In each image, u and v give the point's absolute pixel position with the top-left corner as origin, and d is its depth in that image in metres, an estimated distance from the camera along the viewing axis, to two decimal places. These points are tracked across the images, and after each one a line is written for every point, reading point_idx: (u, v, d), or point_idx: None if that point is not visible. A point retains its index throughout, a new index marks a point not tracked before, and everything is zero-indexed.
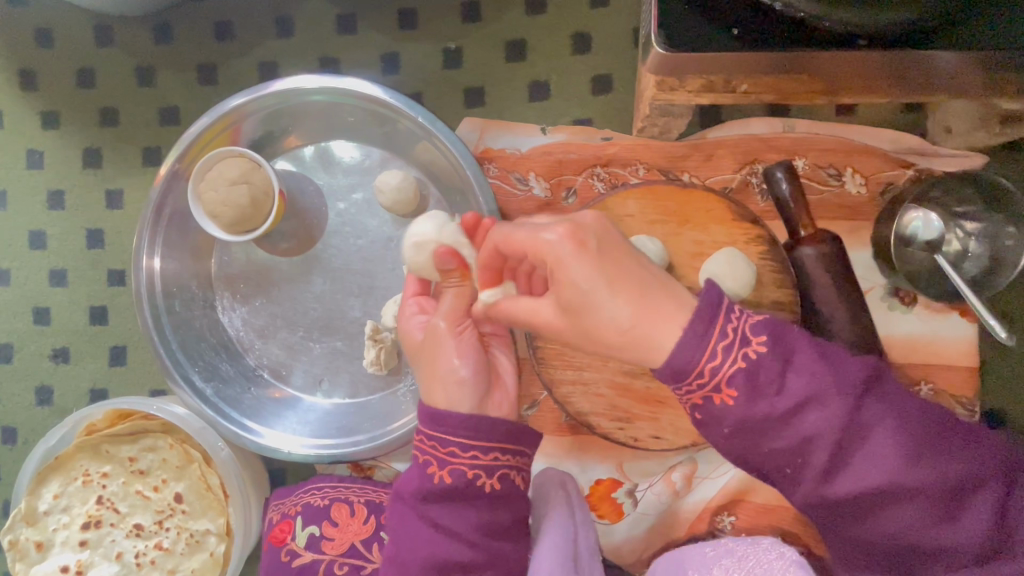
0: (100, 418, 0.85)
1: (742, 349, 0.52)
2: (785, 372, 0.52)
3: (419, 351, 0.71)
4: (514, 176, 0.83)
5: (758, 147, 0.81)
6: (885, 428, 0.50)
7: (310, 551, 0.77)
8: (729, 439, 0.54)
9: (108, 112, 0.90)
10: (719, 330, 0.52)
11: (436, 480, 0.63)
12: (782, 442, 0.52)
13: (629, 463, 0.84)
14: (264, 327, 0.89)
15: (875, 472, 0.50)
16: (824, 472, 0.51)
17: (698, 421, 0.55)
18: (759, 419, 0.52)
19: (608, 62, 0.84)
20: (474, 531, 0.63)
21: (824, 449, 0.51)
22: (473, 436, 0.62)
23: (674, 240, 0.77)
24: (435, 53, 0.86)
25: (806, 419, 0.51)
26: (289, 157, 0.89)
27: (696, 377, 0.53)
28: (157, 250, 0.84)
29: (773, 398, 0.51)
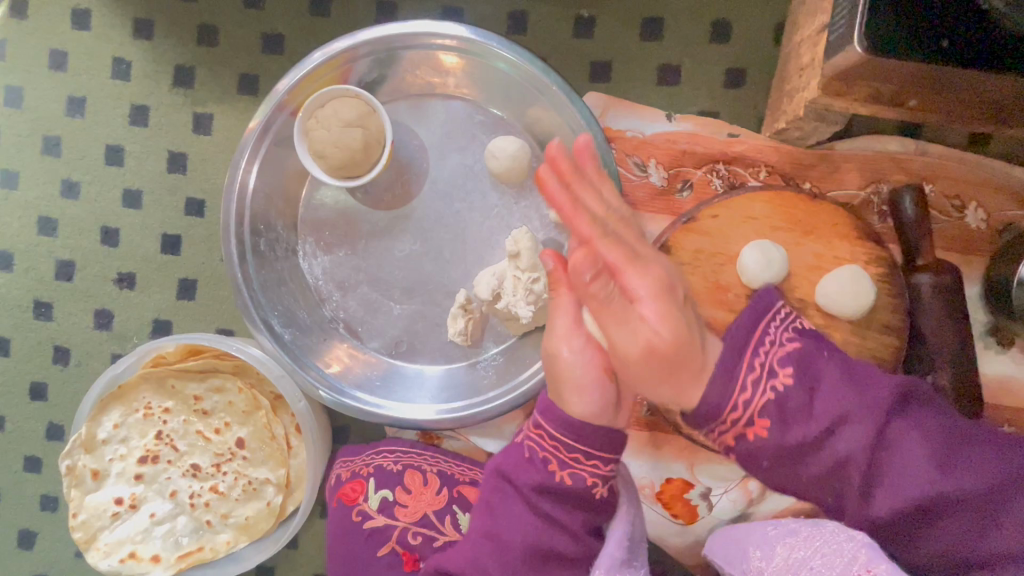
0: (171, 351, 0.80)
1: (772, 387, 0.60)
2: (813, 402, 0.59)
3: (586, 377, 0.64)
4: (633, 160, 0.80)
5: (887, 167, 0.79)
6: (914, 444, 0.55)
7: (383, 515, 0.77)
8: (775, 469, 0.61)
9: (206, 30, 0.84)
10: (746, 368, 0.61)
11: (559, 478, 0.64)
12: (821, 463, 0.58)
13: (701, 464, 0.83)
14: (346, 279, 0.85)
15: (907, 487, 0.54)
16: (862, 489, 0.57)
17: (743, 458, 0.62)
18: (797, 441, 0.58)
19: (745, 55, 0.81)
20: (581, 524, 0.66)
21: (858, 467, 0.56)
22: (603, 450, 0.64)
23: (794, 250, 0.75)
24: (565, 19, 0.82)
25: (839, 441, 0.57)
26: (395, 107, 0.85)
27: (733, 411, 0.60)
28: (258, 159, 0.80)
29: (802, 422, 0.58)
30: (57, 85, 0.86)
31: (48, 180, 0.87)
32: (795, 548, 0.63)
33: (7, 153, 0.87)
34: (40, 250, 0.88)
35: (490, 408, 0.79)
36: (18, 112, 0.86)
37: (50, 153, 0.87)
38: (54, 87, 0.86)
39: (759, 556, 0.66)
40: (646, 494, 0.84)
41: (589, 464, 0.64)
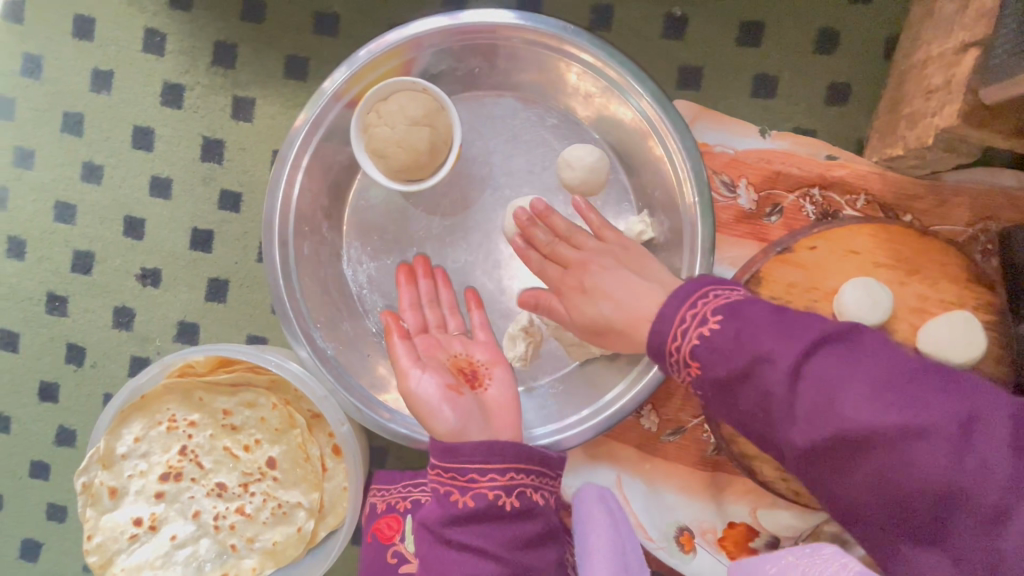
0: (200, 361, 0.73)
1: (707, 315, 0.53)
2: (742, 332, 0.51)
3: (454, 404, 0.64)
4: (720, 179, 0.73)
5: (1000, 203, 0.72)
6: (842, 371, 0.47)
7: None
8: (728, 409, 0.53)
9: (252, 5, 0.76)
10: (693, 305, 0.54)
11: (462, 504, 0.60)
12: (751, 395, 0.50)
13: (765, 510, 0.78)
14: (394, 290, 0.78)
15: (842, 418, 0.46)
16: (779, 414, 0.49)
17: (701, 397, 0.55)
18: (722, 376, 0.51)
19: (851, 69, 0.73)
20: (503, 546, 0.61)
21: (781, 400, 0.49)
22: (491, 459, 0.60)
23: (898, 290, 0.68)
24: (655, 16, 0.74)
25: (760, 369, 0.49)
26: (459, 103, 0.77)
27: (672, 341, 0.54)
28: (304, 166, 0.72)
29: (731, 351, 0.51)
30: (81, 56, 0.77)
31: (67, 161, 0.78)
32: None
33: (22, 128, 0.78)
34: (56, 239, 0.79)
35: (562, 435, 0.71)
36: (36, 83, 0.77)
37: (70, 132, 0.78)
38: (77, 57, 0.77)
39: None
40: (708, 540, 0.77)
41: (483, 480, 0.60)
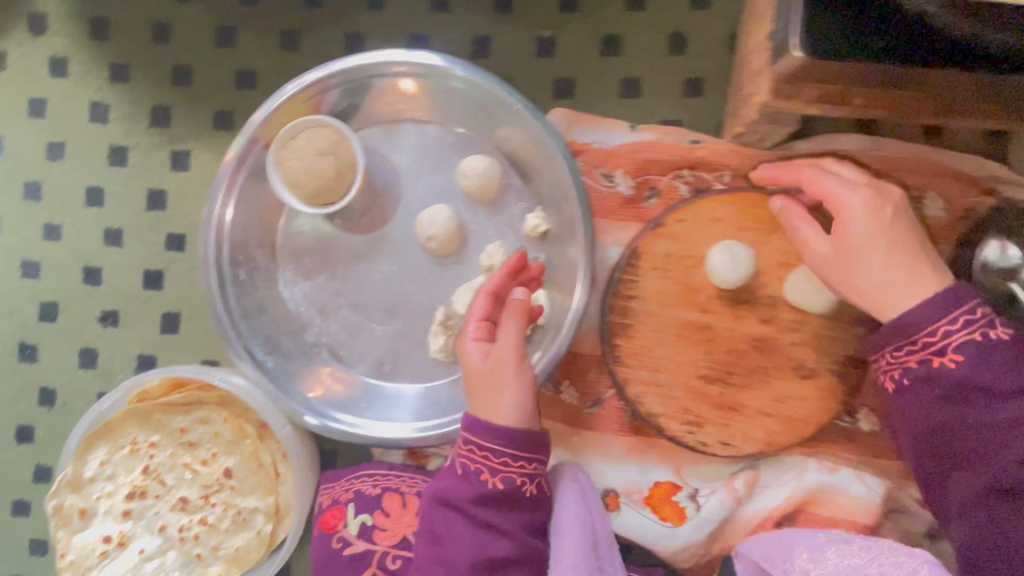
0: (154, 386, 0.81)
1: (987, 326, 0.65)
2: (1016, 363, 0.64)
3: (489, 374, 0.70)
4: (599, 172, 0.82)
5: (846, 163, 0.81)
6: (1018, 403, 0.63)
7: (362, 540, 0.79)
8: (924, 404, 0.67)
9: (181, 71, 0.87)
10: (966, 309, 0.65)
11: (492, 484, 0.68)
12: (988, 418, 0.64)
13: (688, 467, 0.83)
14: (327, 304, 0.87)
15: (997, 436, 0.64)
16: (1021, 459, 0.63)
17: (903, 387, 0.68)
18: (968, 383, 0.64)
19: (704, 65, 0.83)
20: (519, 525, 0.69)
21: (973, 415, 0.65)
22: (521, 446, 0.68)
23: (761, 249, 0.77)
24: (528, 40, 0.84)
25: (1016, 407, 0.63)
26: (368, 131, 0.87)
27: (925, 334, 0.66)
28: (233, 199, 0.82)
29: (988, 368, 0.64)
30: (38, 132, 0.88)
31: (30, 224, 0.89)
32: (844, 555, 0.69)
33: None
34: (24, 294, 0.89)
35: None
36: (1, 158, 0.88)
37: (32, 198, 0.88)
38: (34, 134, 0.88)
39: (807, 558, 0.70)
40: (634, 499, 0.84)
41: (516, 466, 0.68)
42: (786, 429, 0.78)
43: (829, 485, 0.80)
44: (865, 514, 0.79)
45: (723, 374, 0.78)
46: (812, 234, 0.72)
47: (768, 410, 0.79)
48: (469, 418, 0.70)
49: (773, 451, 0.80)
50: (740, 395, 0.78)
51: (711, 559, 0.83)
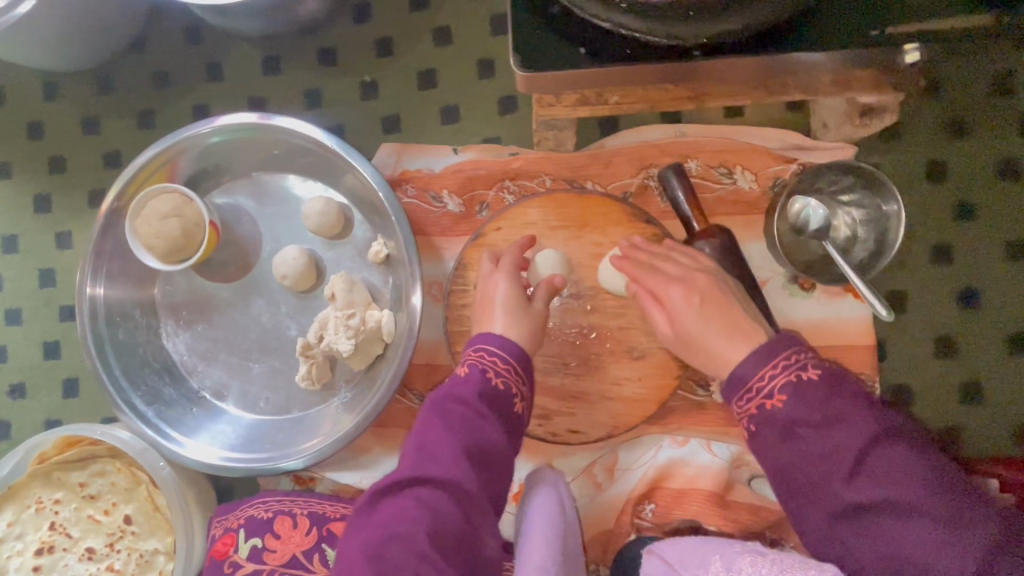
0: (50, 446, 0.89)
1: (797, 371, 0.59)
2: (833, 394, 0.58)
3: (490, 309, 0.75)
4: (429, 194, 0.89)
5: (653, 153, 0.86)
6: (864, 425, 0.57)
7: (252, 562, 0.83)
8: (783, 448, 0.59)
9: (56, 160, 0.97)
10: (784, 355, 0.60)
11: (492, 384, 0.67)
12: (818, 448, 0.57)
13: (559, 459, 0.86)
14: (206, 350, 0.94)
15: (877, 477, 0.56)
16: (853, 478, 0.57)
17: (752, 433, 0.61)
18: (794, 421, 0.58)
19: (511, 85, 0.91)
20: (503, 437, 0.66)
21: (843, 458, 0.57)
22: (516, 359, 0.69)
23: (575, 243, 0.82)
24: (353, 87, 0.93)
25: (838, 434, 0.57)
26: (224, 190, 0.96)
27: (757, 382, 0.60)
28: (102, 280, 0.90)
29: (814, 406, 0.58)
30: None
31: None
32: (756, 565, 0.68)
33: None
34: None
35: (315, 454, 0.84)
36: None
37: None
38: None
39: (721, 566, 0.70)
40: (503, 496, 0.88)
41: (516, 377, 0.69)
42: (629, 410, 0.81)
43: (679, 459, 0.84)
44: (714, 480, 0.82)
45: (561, 365, 0.83)
46: (660, 316, 0.74)
47: (610, 393, 0.82)
48: (481, 332, 0.72)
49: (623, 433, 0.83)
50: (581, 382, 0.82)
51: (581, 546, 0.85)
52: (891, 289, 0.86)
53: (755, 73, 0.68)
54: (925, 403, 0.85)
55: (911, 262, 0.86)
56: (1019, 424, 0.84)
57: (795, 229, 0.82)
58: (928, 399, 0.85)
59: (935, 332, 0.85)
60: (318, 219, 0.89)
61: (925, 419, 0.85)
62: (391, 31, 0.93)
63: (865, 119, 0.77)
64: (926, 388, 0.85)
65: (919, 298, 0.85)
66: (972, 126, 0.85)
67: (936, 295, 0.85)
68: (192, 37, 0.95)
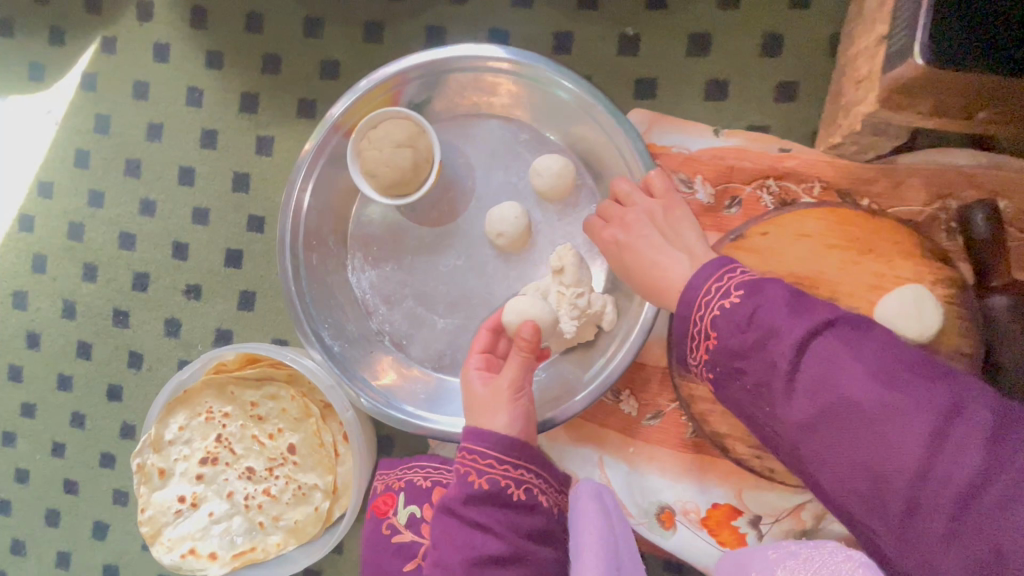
0: (231, 358, 0.86)
1: (730, 290, 0.57)
2: (759, 302, 0.55)
3: (472, 404, 0.71)
4: (677, 177, 0.79)
5: (956, 181, 0.74)
6: (792, 327, 0.52)
7: (410, 531, 0.80)
8: (744, 392, 0.56)
9: (270, 59, 0.90)
10: (718, 283, 0.59)
11: (477, 485, 0.66)
12: (758, 369, 0.54)
13: (750, 492, 0.80)
14: (393, 293, 0.88)
15: (829, 388, 0.50)
16: (792, 389, 0.52)
17: (714, 379, 0.59)
18: (734, 351, 0.55)
19: (797, 69, 0.79)
20: (512, 530, 0.66)
21: (783, 373, 0.52)
22: (505, 450, 0.67)
23: (854, 269, 0.71)
24: (610, 37, 0.82)
25: (771, 343, 0.53)
26: (441, 127, 0.87)
27: (700, 311, 0.59)
28: (310, 184, 0.83)
29: (739, 323, 0.55)
30: (139, 113, 0.94)
31: (129, 199, 0.95)
32: (784, 560, 0.61)
33: (95, 175, 0.96)
34: (120, 263, 0.96)
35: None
36: (106, 137, 0.95)
37: (131, 175, 0.95)
38: (136, 114, 0.94)
39: (762, 570, 0.63)
40: (690, 519, 0.81)
41: (501, 468, 0.67)
42: None
43: None
44: None
45: None
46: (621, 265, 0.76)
47: None
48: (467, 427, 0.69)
49: None
50: None
51: None
52: None
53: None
54: None
55: None
56: None
57: None
58: None
59: None
60: (553, 177, 0.80)
61: None
62: None
63: None
64: None
65: None
66: None
67: None
68: None
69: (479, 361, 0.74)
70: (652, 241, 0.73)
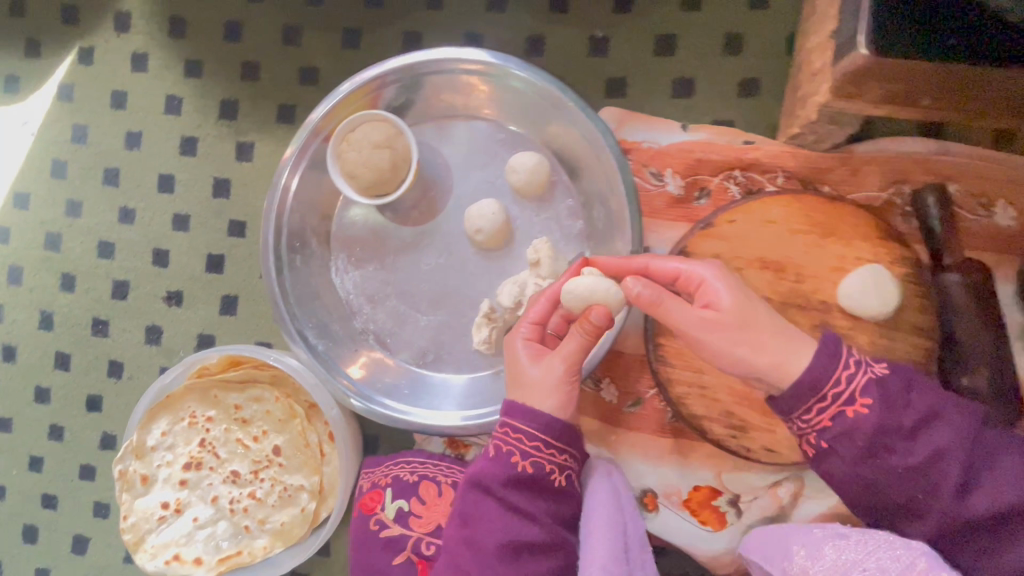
0: (214, 362, 0.86)
1: (868, 370, 0.62)
2: (911, 393, 0.61)
3: (518, 377, 0.71)
4: (649, 171, 0.82)
5: (910, 168, 0.78)
6: (945, 419, 0.60)
7: (398, 525, 0.81)
8: (853, 464, 0.62)
9: (249, 66, 0.92)
10: (843, 363, 0.62)
11: (521, 467, 0.68)
12: (914, 460, 0.60)
13: (730, 473, 0.82)
14: (376, 293, 0.90)
15: (1016, 480, 0.58)
16: (963, 485, 0.59)
17: (821, 449, 0.63)
18: (881, 430, 0.60)
19: (759, 66, 0.82)
20: (546, 513, 0.69)
21: (957, 463, 0.59)
22: (551, 434, 0.68)
23: (817, 252, 0.75)
24: (581, 40, 0.85)
25: (932, 436, 0.60)
26: (421, 128, 0.90)
27: (833, 387, 0.61)
28: (298, 171, 0.85)
29: (902, 413, 0.60)
30: (117, 122, 0.94)
31: (107, 207, 0.95)
32: (842, 549, 0.64)
33: (73, 184, 0.96)
34: (98, 272, 0.95)
35: (480, 423, 0.81)
36: (84, 147, 0.95)
37: (110, 183, 0.95)
38: (114, 124, 0.95)
39: (804, 554, 0.67)
40: (672, 501, 0.83)
41: (546, 452, 0.68)
42: None
43: None
44: None
45: None
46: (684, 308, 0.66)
47: None
48: (508, 402, 0.70)
49: None
50: None
51: None
52: None
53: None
54: None
55: None
56: None
57: None
58: None
59: None
60: (530, 171, 0.82)
61: None
62: None
63: None
64: None
65: None
66: None
67: None
68: None
69: (530, 334, 0.73)
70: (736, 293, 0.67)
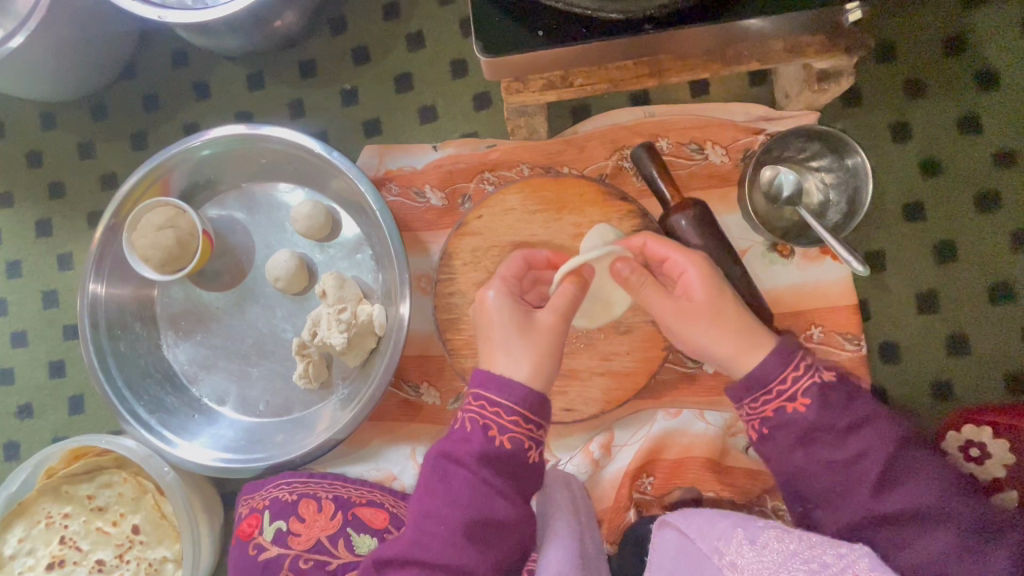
0: (57, 460, 0.91)
1: (815, 375, 0.64)
2: (850, 401, 0.63)
3: (502, 335, 0.70)
4: (412, 191, 0.92)
5: (624, 135, 0.90)
6: (878, 428, 0.63)
7: (276, 545, 0.81)
8: (794, 449, 0.64)
9: (55, 186, 1.01)
10: (793, 362, 0.65)
11: (499, 443, 0.64)
12: (840, 455, 0.62)
13: (554, 440, 0.87)
14: (206, 358, 0.96)
15: (925, 488, 0.61)
16: (877, 485, 0.62)
17: (766, 435, 0.65)
18: (815, 428, 0.63)
19: (485, 81, 0.95)
20: (518, 490, 0.65)
21: (879, 468, 0.61)
22: (528, 408, 0.65)
23: (554, 225, 0.85)
24: (334, 95, 0.98)
25: (861, 437, 0.62)
26: (215, 204, 0.99)
27: (777, 385, 0.64)
28: (104, 276, 0.92)
29: (837, 413, 0.63)
30: None
31: None
32: (783, 540, 0.63)
33: None
34: None
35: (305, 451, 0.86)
36: None
37: None
38: None
39: (743, 541, 0.65)
40: None
41: (526, 428, 0.65)
42: (622, 384, 0.82)
43: (675, 428, 0.85)
44: (709, 447, 0.84)
45: None
46: (662, 301, 0.70)
47: (601, 369, 0.82)
48: (486, 372, 0.68)
49: (616, 408, 0.83)
50: (571, 361, 0.82)
51: None
52: (865, 250, 0.87)
53: (711, 40, 0.69)
54: (913, 357, 0.86)
55: (885, 218, 0.87)
56: (1010, 370, 0.85)
57: (771, 197, 0.85)
58: (912, 353, 0.86)
59: (916, 286, 0.87)
60: (307, 216, 0.91)
61: (914, 374, 0.86)
62: (366, 40, 0.98)
63: (823, 85, 0.79)
64: (909, 343, 0.87)
65: (896, 256, 0.87)
66: (929, 86, 0.87)
67: (910, 252, 0.87)
68: (180, 60, 1.00)
69: (511, 287, 0.75)
70: (702, 315, 0.69)
